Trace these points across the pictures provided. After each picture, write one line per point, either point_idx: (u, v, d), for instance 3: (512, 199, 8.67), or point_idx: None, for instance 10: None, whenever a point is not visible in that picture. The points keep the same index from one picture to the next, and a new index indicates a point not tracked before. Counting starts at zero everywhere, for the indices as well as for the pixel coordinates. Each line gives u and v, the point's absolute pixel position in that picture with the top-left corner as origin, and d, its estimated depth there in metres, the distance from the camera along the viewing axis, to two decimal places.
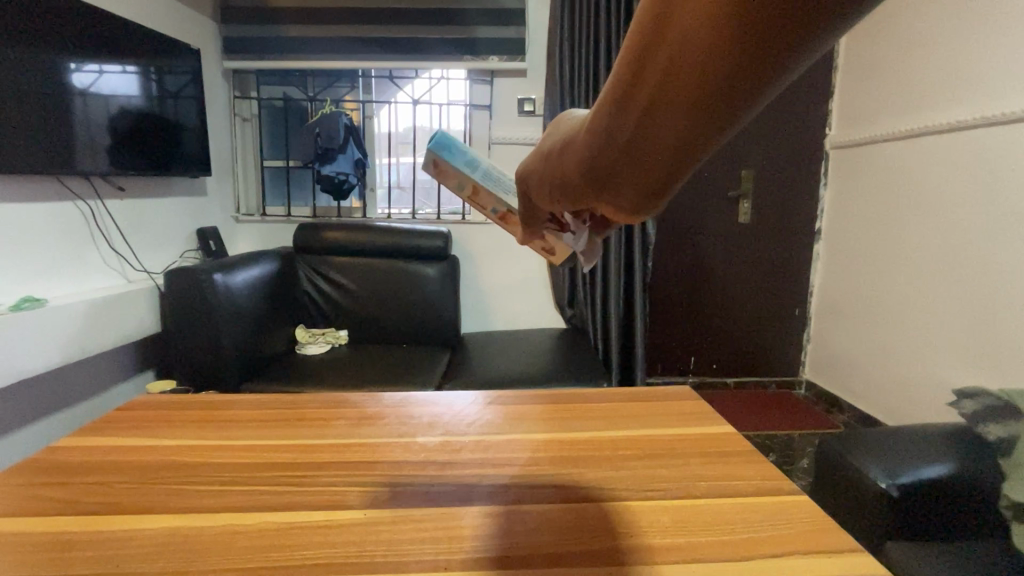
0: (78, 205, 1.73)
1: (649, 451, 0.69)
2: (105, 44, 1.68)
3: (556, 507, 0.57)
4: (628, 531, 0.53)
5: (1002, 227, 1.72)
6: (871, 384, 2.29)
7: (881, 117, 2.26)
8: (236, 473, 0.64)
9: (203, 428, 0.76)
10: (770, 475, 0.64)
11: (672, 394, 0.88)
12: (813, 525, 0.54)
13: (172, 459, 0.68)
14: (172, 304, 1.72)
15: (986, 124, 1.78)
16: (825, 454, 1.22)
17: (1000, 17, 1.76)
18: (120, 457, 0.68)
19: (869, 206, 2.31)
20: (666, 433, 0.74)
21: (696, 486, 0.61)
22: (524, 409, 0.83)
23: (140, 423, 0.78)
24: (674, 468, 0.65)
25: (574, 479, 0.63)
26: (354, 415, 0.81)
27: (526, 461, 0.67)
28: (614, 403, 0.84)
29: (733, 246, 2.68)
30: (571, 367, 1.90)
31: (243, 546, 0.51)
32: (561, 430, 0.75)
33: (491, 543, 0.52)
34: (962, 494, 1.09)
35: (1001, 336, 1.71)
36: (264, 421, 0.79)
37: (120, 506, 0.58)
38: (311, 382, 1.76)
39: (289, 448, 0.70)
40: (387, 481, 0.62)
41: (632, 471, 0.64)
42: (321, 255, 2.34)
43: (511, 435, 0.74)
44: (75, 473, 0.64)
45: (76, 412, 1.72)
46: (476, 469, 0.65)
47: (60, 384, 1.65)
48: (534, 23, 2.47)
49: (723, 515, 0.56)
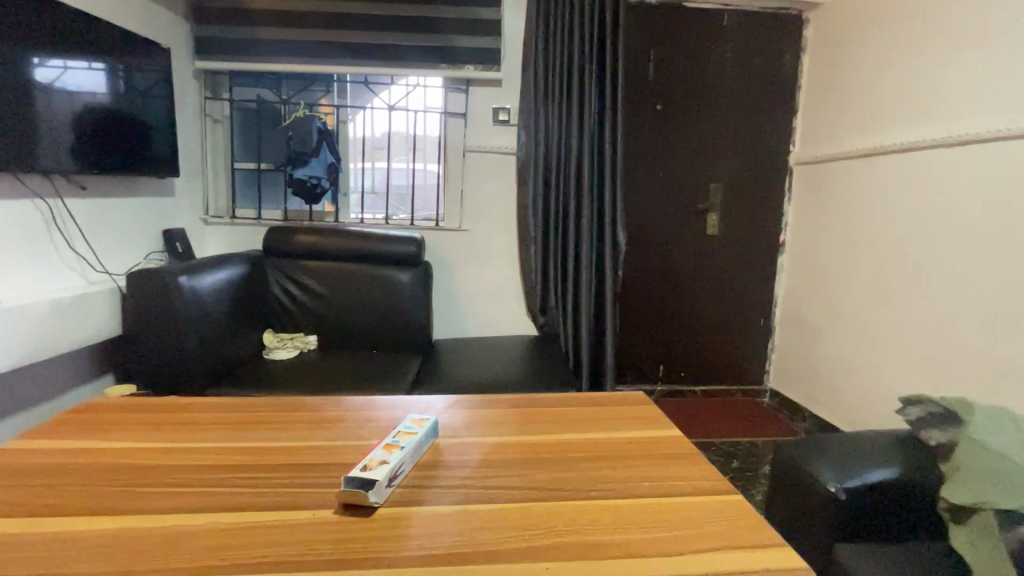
0: (37, 204, 1.68)
1: (583, 462, 0.77)
2: (72, 40, 1.65)
3: (492, 511, 0.66)
4: (552, 531, 0.62)
5: (951, 245, 1.82)
6: (831, 394, 2.37)
7: (841, 137, 2.36)
8: (208, 478, 0.72)
9: (176, 440, 0.83)
10: (685, 483, 0.72)
11: (619, 412, 0.94)
12: (709, 527, 0.63)
13: (135, 485, 0.70)
14: (135, 306, 1.68)
15: (938, 146, 1.88)
16: (778, 458, 1.26)
17: (950, 44, 1.87)
18: (96, 470, 0.74)
19: (830, 222, 2.41)
20: (601, 445, 0.82)
21: (616, 492, 0.70)
22: (479, 428, 0.88)
23: (112, 439, 0.82)
24: (601, 476, 0.73)
25: (512, 486, 0.71)
26: (317, 427, 0.87)
27: (472, 471, 0.75)
28: (560, 418, 0.92)
29: (703, 256, 2.73)
30: (540, 373, 1.93)
31: (214, 544, 0.59)
32: (509, 449, 0.80)
33: (431, 542, 0.60)
34: (905, 498, 1.14)
35: (952, 345, 1.81)
36: (233, 433, 0.85)
37: (100, 513, 0.65)
38: (280, 386, 1.75)
39: (256, 457, 0.78)
40: (343, 489, 0.70)
41: (565, 479, 0.72)
42: (291, 259, 2.31)
43: (462, 446, 0.81)
44: (56, 486, 0.70)
45: (33, 418, 1.66)
46: (426, 481, 0.72)
47: (19, 386, 1.61)
48: (510, 33, 2.49)
49: (635, 518, 0.64)
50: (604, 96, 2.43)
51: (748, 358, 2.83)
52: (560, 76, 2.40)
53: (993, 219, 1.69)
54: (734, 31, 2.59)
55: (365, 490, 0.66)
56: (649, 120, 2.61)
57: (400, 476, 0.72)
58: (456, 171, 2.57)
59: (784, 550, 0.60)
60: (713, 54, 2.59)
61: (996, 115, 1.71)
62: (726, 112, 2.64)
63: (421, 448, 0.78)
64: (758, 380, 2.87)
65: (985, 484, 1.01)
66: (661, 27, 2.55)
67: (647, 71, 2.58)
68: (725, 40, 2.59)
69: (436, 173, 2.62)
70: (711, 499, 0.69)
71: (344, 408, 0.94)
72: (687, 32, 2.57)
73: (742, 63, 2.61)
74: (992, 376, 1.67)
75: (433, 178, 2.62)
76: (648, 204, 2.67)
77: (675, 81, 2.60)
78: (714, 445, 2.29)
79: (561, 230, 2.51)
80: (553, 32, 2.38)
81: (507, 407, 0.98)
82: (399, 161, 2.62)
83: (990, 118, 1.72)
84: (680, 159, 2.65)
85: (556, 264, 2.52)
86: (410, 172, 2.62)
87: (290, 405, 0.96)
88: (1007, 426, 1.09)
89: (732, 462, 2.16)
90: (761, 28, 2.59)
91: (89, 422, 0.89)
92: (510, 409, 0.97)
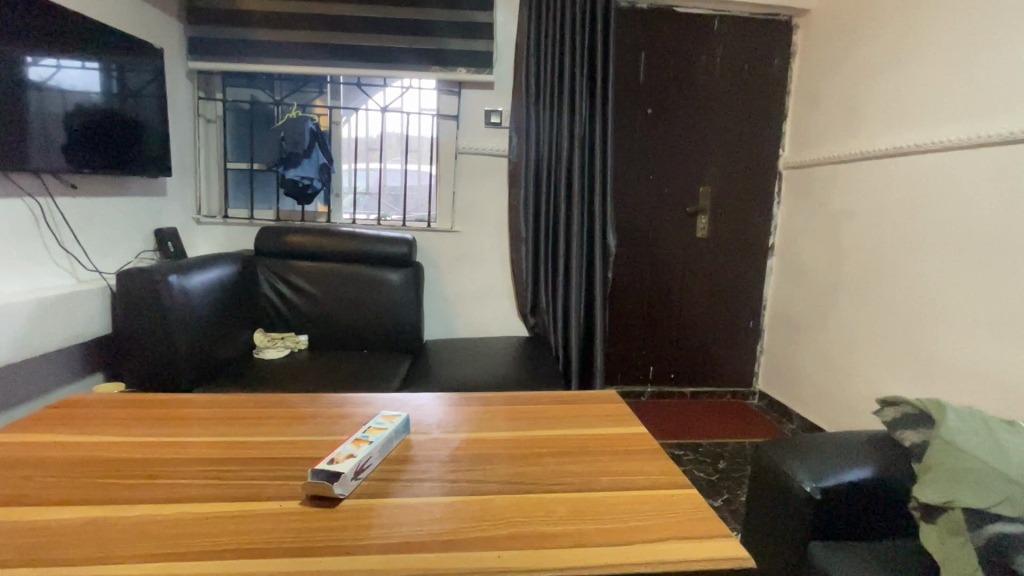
0: (28, 203, 1.69)
1: (540, 490, 0.85)
2: (66, 39, 1.67)
3: (451, 536, 0.73)
4: (502, 556, 0.70)
5: (931, 248, 1.86)
6: (817, 396, 2.41)
7: (826, 144, 2.41)
8: (196, 501, 0.79)
9: (167, 463, 0.89)
10: (629, 511, 0.80)
11: (576, 435, 1.05)
12: (643, 553, 0.71)
13: (137, 495, 0.81)
14: (125, 305, 1.69)
15: (918, 152, 1.93)
16: (758, 458, 1.28)
17: (932, 53, 1.91)
18: (93, 493, 0.81)
19: (816, 227, 2.45)
20: (559, 475, 0.89)
21: (565, 520, 0.77)
22: (447, 449, 0.98)
23: (107, 463, 0.89)
24: (554, 505, 0.81)
25: (473, 514, 0.78)
26: (299, 452, 0.94)
27: (438, 499, 0.82)
28: (526, 448, 0.99)
29: (693, 259, 2.76)
30: (528, 373, 1.95)
31: (202, 562, 0.67)
32: (471, 469, 0.91)
33: (394, 563, 0.68)
34: (880, 499, 1.16)
35: (933, 347, 1.84)
36: (220, 456, 0.92)
37: (99, 532, 0.72)
38: (269, 385, 1.76)
39: (241, 481, 0.85)
40: (319, 513, 0.78)
41: (520, 507, 0.80)
42: (282, 259, 2.32)
43: (431, 476, 0.88)
44: (58, 508, 0.77)
45: (19, 415, 1.66)
46: (395, 507, 0.80)
47: (10, 382, 1.62)
48: (503, 37, 2.51)
49: (579, 546, 0.72)
50: (595, 99, 2.45)
51: (736, 361, 2.86)
52: (552, 79, 2.42)
53: (971, 222, 1.73)
54: (725, 36, 2.61)
55: (330, 483, 0.80)
56: (640, 123, 2.63)
57: (366, 468, 0.88)
58: (448, 173, 2.58)
59: (695, 563, 0.70)
60: (704, 59, 2.62)
61: (973, 122, 1.75)
62: (717, 116, 2.66)
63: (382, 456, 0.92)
64: (747, 382, 2.89)
65: (951, 482, 1.03)
66: (653, 31, 2.58)
67: (638, 75, 2.60)
68: (716, 45, 2.62)
69: (429, 175, 2.63)
70: (649, 527, 0.77)
71: (328, 427, 1.04)
72: (678, 37, 2.60)
73: (732, 69, 2.64)
74: (971, 376, 1.70)
75: (426, 179, 2.64)
76: (639, 207, 2.70)
77: (666, 85, 2.62)
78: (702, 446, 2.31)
79: (552, 231, 2.52)
80: (546, 34, 2.40)
81: (480, 428, 1.06)
82: (392, 163, 2.64)
83: (967, 125, 1.77)
84: (671, 162, 2.68)
85: (547, 265, 2.53)
86: (403, 173, 2.63)
87: (278, 423, 1.06)
88: (978, 425, 1.11)
89: (718, 463, 2.18)
90: (751, 34, 2.62)
91: (93, 439, 0.97)
92: (479, 427, 1.07)
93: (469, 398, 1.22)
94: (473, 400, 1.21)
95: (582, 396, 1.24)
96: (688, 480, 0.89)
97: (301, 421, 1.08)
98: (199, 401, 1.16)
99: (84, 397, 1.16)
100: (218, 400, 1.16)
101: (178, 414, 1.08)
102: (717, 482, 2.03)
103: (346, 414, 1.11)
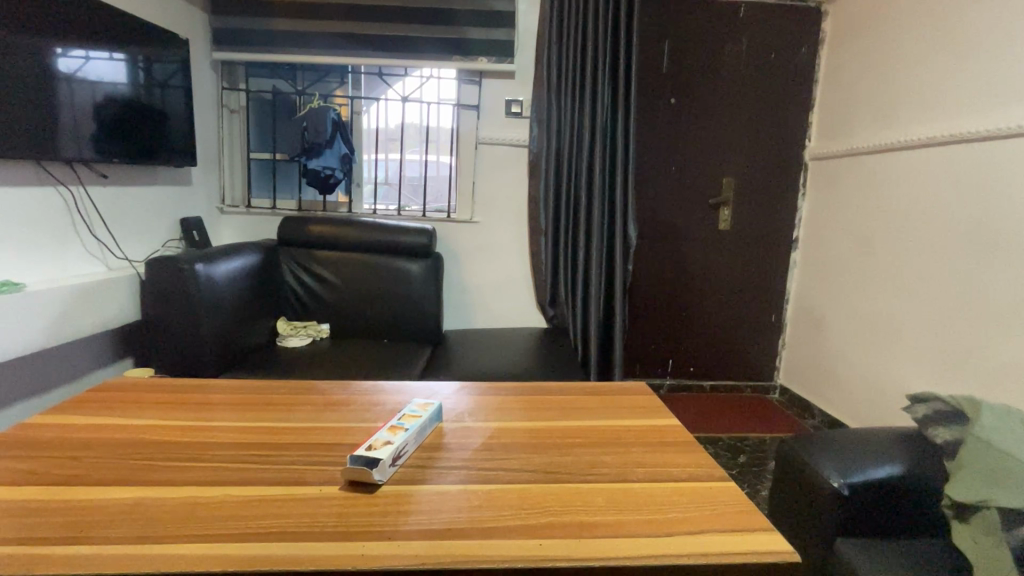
0: (60, 191, 1.73)
1: (570, 481, 0.85)
2: (94, 32, 1.69)
3: (485, 524, 0.74)
4: (537, 543, 0.71)
5: (962, 241, 1.81)
6: (842, 392, 2.35)
7: (856, 133, 2.33)
8: (233, 485, 0.81)
9: (203, 447, 0.91)
10: (661, 501, 0.81)
11: (605, 425, 1.05)
12: (677, 539, 0.72)
13: (179, 477, 0.83)
14: (152, 293, 1.72)
15: (951, 141, 1.87)
16: (783, 452, 1.27)
17: (965, 39, 1.85)
18: (136, 475, 0.83)
19: (842, 219, 2.40)
20: (588, 465, 0.90)
21: (597, 509, 0.78)
22: (478, 437, 0.98)
23: (147, 445, 0.91)
24: (585, 495, 0.81)
25: (504, 502, 0.79)
26: (330, 438, 0.96)
27: (470, 486, 0.83)
28: (554, 437, 0.99)
29: (715, 252, 2.72)
30: (551, 365, 1.96)
31: (243, 544, 0.68)
32: (503, 457, 0.91)
33: (430, 548, 0.69)
34: (911, 496, 1.15)
35: (957, 342, 1.81)
36: (256, 442, 0.94)
37: (144, 512, 0.74)
38: (294, 372, 1.79)
39: (277, 466, 0.86)
40: (354, 498, 0.79)
41: (552, 495, 0.81)
42: (305, 249, 2.35)
43: (463, 463, 0.89)
44: (106, 488, 0.79)
45: (83, 385, 1.82)
46: (429, 493, 0.81)
47: (73, 355, 1.77)
48: (523, 27, 2.49)
49: (613, 535, 0.73)
50: (617, 89, 2.42)
51: (758, 353, 2.83)
52: (573, 68, 2.39)
53: (1007, 215, 1.66)
54: (750, 24, 2.56)
55: (368, 469, 0.81)
56: (662, 115, 2.60)
57: (402, 455, 0.89)
58: (467, 164, 2.57)
59: (737, 556, 0.70)
60: (728, 48, 2.57)
61: (1009, 110, 1.68)
62: (740, 107, 2.62)
63: (420, 435, 0.95)
64: (769, 376, 2.86)
65: (985, 481, 1.02)
66: (674, 19, 2.53)
67: (659, 64, 2.56)
68: (740, 33, 2.57)
69: (448, 165, 2.63)
70: (684, 517, 0.77)
71: (359, 414, 1.06)
72: (701, 25, 2.55)
73: (758, 57, 2.58)
74: (998, 372, 1.66)
75: (446, 170, 2.64)
76: (660, 198, 2.67)
77: (689, 75, 2.58)
78: (722, 440, 2.29)
79: (572, 222, 2.51)
80: (567, 22, 2.37)
81: (507, 416, 1.08)
82: (413, 153, 2.63)
83: (997, 114, 1.72)
84: (692, 154, 2.64)
85: (566, 256, 2.52)
86: (423, 164, 2.63)
87: (309, 408, 1.08)
88: (1012, 423, 1.10)
89: (738, 457, 2.17)
90: (777, 22, 2.56)
91: (135, 421, 1.00)
92: (508, 417, 1.08)
93: (496, 387, 1.23)
94: (500, 391, 1.22)
95: (609, 388, 1.25)
96: (722, 472, 0.88)
97: (332, 406, 1.10)
98: (231, 387, 1.18)
99: (121, 382, 1.19)
100: (249, 387, 1.18)
101: (213, 400, 1.11)
102: (738, 476, 2.02)
103: (374, 400, 1.13)
